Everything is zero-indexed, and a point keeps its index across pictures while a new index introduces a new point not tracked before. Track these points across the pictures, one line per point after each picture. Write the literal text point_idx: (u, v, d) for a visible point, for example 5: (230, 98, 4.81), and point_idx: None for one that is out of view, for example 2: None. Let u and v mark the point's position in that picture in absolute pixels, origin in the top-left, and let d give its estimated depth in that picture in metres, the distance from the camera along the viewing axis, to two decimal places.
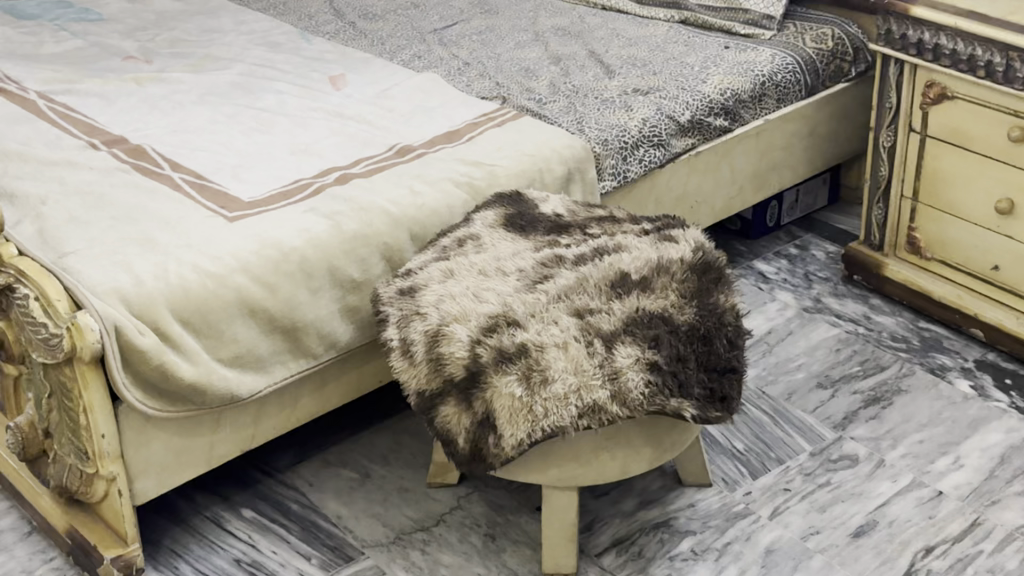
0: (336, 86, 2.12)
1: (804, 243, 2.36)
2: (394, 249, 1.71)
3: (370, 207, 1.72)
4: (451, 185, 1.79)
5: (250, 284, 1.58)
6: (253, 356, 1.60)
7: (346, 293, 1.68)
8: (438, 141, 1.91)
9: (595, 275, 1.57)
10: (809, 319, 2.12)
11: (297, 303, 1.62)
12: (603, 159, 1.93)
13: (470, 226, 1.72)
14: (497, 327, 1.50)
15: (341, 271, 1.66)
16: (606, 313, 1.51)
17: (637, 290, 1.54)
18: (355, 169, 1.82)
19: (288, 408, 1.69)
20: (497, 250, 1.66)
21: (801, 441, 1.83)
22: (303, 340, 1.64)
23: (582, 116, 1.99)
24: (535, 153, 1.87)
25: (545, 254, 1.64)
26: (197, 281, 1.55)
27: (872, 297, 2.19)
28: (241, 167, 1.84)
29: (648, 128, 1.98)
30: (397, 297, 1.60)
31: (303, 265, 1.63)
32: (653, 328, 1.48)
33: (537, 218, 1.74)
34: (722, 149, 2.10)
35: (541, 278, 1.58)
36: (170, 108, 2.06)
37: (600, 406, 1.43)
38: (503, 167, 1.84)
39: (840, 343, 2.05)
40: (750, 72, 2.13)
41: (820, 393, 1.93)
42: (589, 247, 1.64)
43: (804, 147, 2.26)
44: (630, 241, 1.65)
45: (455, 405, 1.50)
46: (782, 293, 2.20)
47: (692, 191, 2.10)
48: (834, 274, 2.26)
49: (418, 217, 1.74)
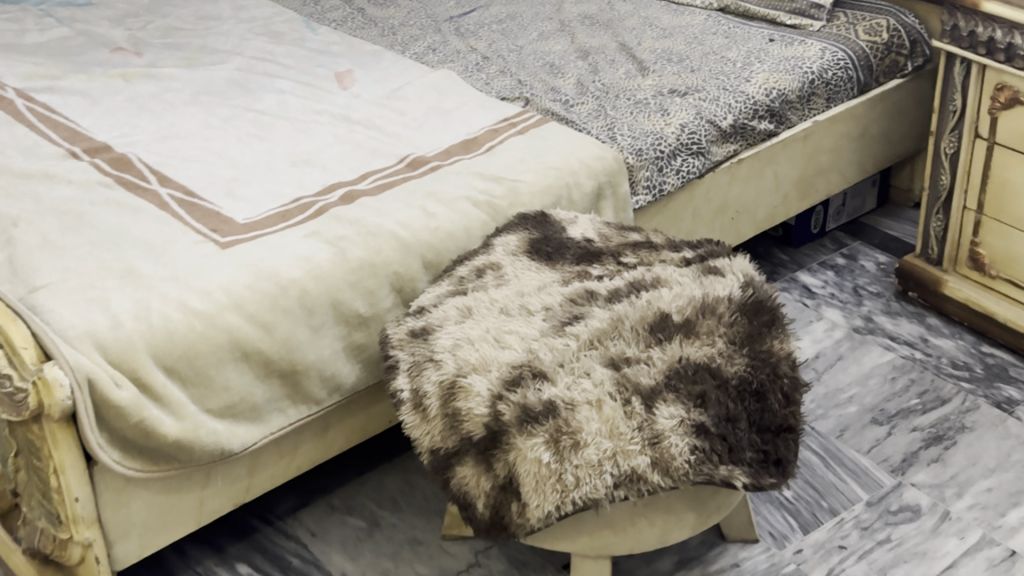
0: (342, 85, 1.93)
1: (852, 252, 2.16)
2: (405, 277, 1.53)
3: (379, 230, 1.54)
4: (468, 205, 1.61)
5: (242, 324, 1.40)
6: (247, 406, 1.42)
7: (352, 329, 1.49)
8: (454, 151, 1.72)
9: (630, 318, 1.40)
10: (861, 341, 1.94)
11: (296, 344, 1.44)
12: (637, 171, 1.74)
13: (490, 253, 1.54)
14: (522, 379, 1.32)
15: (346, 305, 1.48)
16: (645, 364, 1.33)
17: (680, 336, 1.36)
18: (361, 185, 1.64)
19: (288, 454, 1.51)
20: (520, 283, 1.48)
21: (856, 489, 1.65)
22: (303, 384, 1.46)
23: (614, 122, 1.80)
24: (562, 165, 1.68)
25: (574, 289, 1.46)
26: (182, 322, 1.37)
27: (929, 316, 2.00)
28: (235, 181, 1.66)
29: (686, 135, 1.79)
30: (407, 340, 1.42)
31: (303, 299, 1.45)
32: (699, 383, 1.31)
33: (565, 243, 1.55)
34: (767, 154, 1.90)
35: (570, 319, 1.41)
36: (160, 109, 1.87)
37: (639, 475, 1.25)
38: (526, 183, 1.65)
39: (896, 370, 1.87)
40: (798, 70, 1.94)
41: (874, 429, 1.75)
42: (624, 282, 1.47)
43: (854, 150, 2.06)
44: (670, 274, 1.47)
45: (473, 466, 1.33)
46: (830, 311, 2.01)
47: (734, 200, 1.90)
48: (886, 289, 2.07)
49: (432, 243, 1.56)
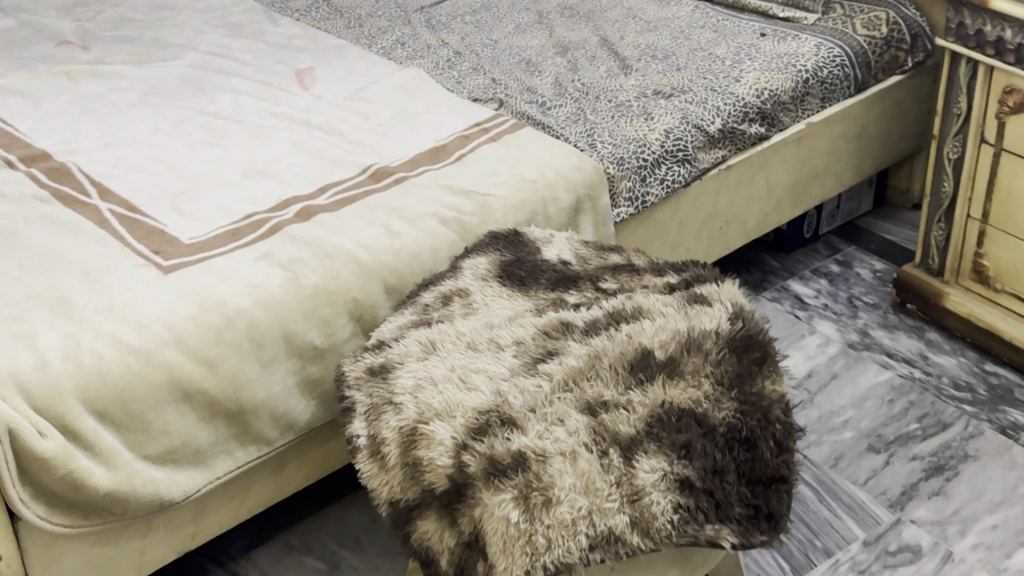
0: (302, 84, 1.80)
1: (847, 258, 2.04)
2: (365, 304, 1.40)
3: (337, 253, 1.41)
4: (435, 223, 1.48)
5: (183, 360, 1.28)
6: (190, 450, 1.30)
7: (306, 363, 1.37)
8: (420, 160, 1.59)
9: (609, 355, 1.28)
10: (856, 358, 1.82)
11: (243, 381, 1.32)
12: (618, 181, 1.61)
13: (458, 277, 1.42)
14: (489, 428, 1.20)
15: (299, 337, 1.36)
16: (624, 410, 1.21)
17: (662, 377, 1.25)
18: (318, 201, 1.51)
19: (238, 496, 1.38)
20: (490, 314, 1.36)
21: (852, 527, 1.54)
22: (252, 424, 1.34)
23: (594, 127, 1.67)
24: (538, 177, 1.55)
25: (548, 319, 1.34)
26: (116, 361, 1.25)
27: (928, 330, 1.88)
28: (182, 194, 1.53)
29: (671, 141, 1.66)
30: (365, 379, 1.29)
31: (251, 331, 1.33)
32: (684, 432, 1.19)
33: (539, 266, 1.43)
34: (758, 160, 1.78)
35: (543, 355, 1.29)
36: (106, 111, 1.73)
37: (617, 537, 1.12)
38: (498, 198, 1.52)
39: (893, 392, 1.75)
40: (791, 68, 1.81)
41: (871, 458, 1.64)
42: (602, 312, 1.34)
43: (850, 152, 1.94)
44: (653, 303, 1.35)
45: (436, 520, 1.20)
46: (823, 324, 1.89)
47: (722, 209, 1.78)
48: (883, 300, 1.95)
49: (395, 265, 1.43)
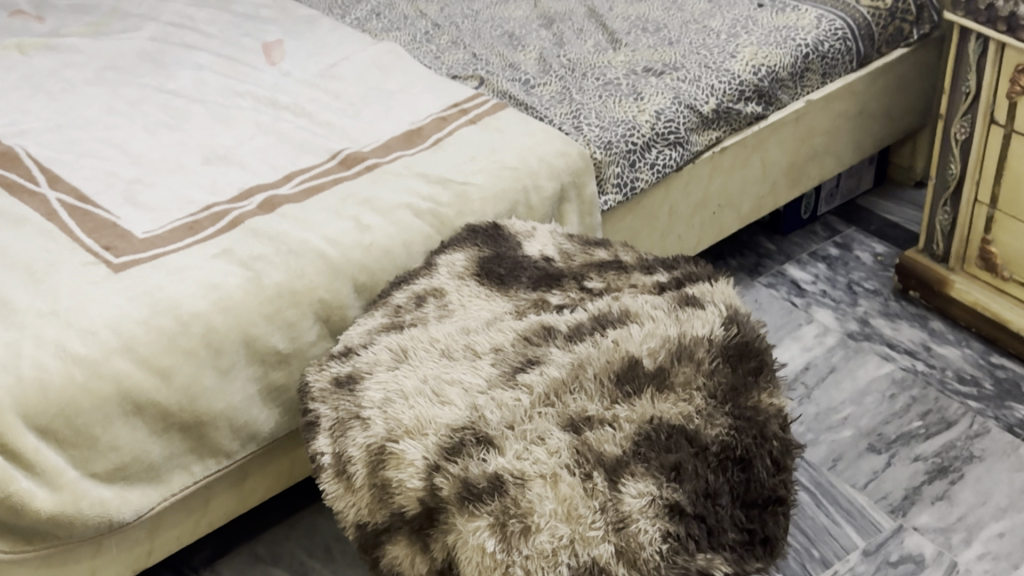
0: (269, 59, 1.69)
1: (845, 241, 1.95)
2: (333, 305, 1.30)
3: (302, 249, 1.31)
4: (409, 215, 1.38)
5: (133, 370, 1.19)
6: (142, 466, 1.20)
7: (269, 369, 1.27)
8: (394, 145, 1.49)
9: (594, 365, 1.18)
10: (856, 349, 1.73)
11: (200, 391, 1.22)
12: (605, 167, 1.51)
13: (433, 275, 1.32)
14: (463, 447, 1.11)
15: (261, 342, 1.26)
16: (610, 427, 1.12)
17: (651, 390, 1.15)
18: (283, 190, 1.41)
19: (197, 510, 1.29)
20: (466, 317, 1.26)
21: (851, 534, 1.45)
22: (210, 437, 1.24)
23: (580, 107, 1.57)
24: (519, 164, 1.45)
25: (528, 323, 1.24)
26: (59, 372, 1.15)
27: (931, 318, 1.79)
28: (137, 182, 1.43)
29: (662, 123, 1.56)
30: (331, 391, 1.20)
31: (208, 337, 1.23)
32: (674, 451, 1.10)
33: (520, 262, 1.33)
34: (753, 141, 1.68)
35: (523, 364, 1.19)
36: (58, 89, 1.63)
37: (602, 567, 1.02)
38: (476, 187, 1.42)
39: (895, 386, 1.67)
40: (790, 42, 1.70)
41: (871, 458, 1.56)
42: (587, 315, 1.25)
43: (850, 130, 1.84)
44: (641, 306, 1.25)
45: (406, 546, 1.11)
46: (821, 313, 1.80)
47: (715, 193, 1.68)
48: (885, 286, 1.86)
49: (365, 262, 1.33)
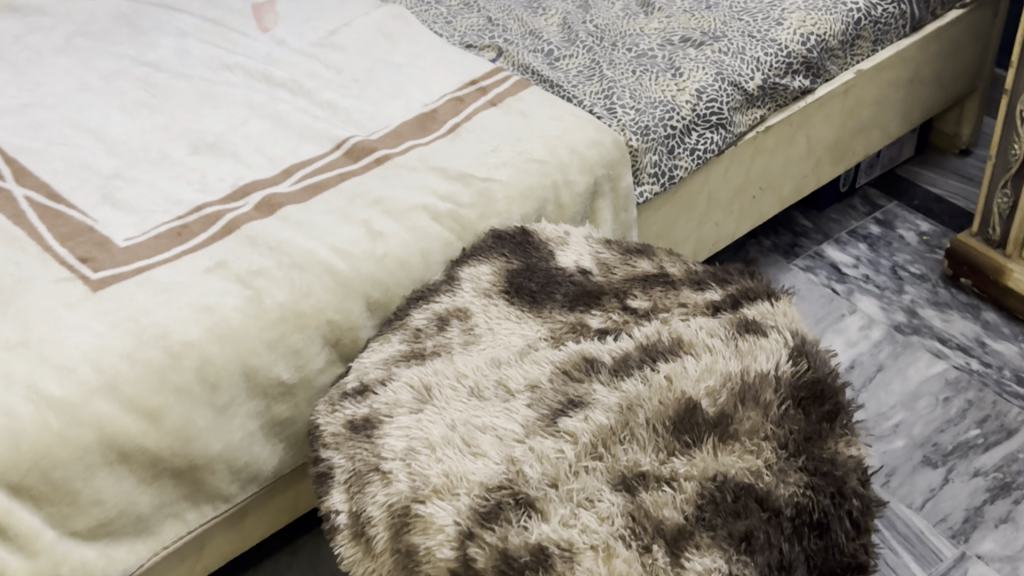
0: (261, 25, 1.52)
1: (887, 217, 1.81)
2: (344, 327, 1.15)
3: (307, 261, 1.15)
4: (425, 218, 1.22)
5: (118, 414, 1.02)
6: (129, 519, 1.05)
7: (271, 403, 1.12)
8: (406, 132, 1.32)
9: (646, 408, 1.04)
10: (904, 344, 1.59)
11: (194, 433, 1.07)
12: (641, 155, 1.35)
13: (457, 292, 1.17)
14: (501, 512, 0.96)
15: (262, 373, 1.10)
16: (669, 487, 0.97)
17: (713, 441, 1.01)
18: (283, 187, 1.24)
19: (192, 555, 1.15)
20: (496, 344, 1.12)
21: (910, 564, 1.33)
22: (206, 481, 1.10)
23: (613, 84, 1.40)
24: (549, 156, 1.28)
25: (568, 353, 1.10)
26: (32, 418, 0.99)
27: (985, 309, 1.65)
28: (117, 177, 1.26)
29: (704, 103, 1.39)
30: (345, 438, 1.05)
31: (202, 371, 1.07)
32: (744, 517, 0.95)
33: (554, 277, 1.18)
34: (799, 118, 1.52)
35: (565, 406, 1.05)
36: (24, 60, 1.45)
37: None
38: (501, 183, 1.26)
39: (949, 388, 1.53)
40: (841, 7, 1.53)
41: (926, 473, 1.43)
42: (633, 344, 1.10)
43: (898, 100, 1.68)
44: (695, 333, 1.11)
45: None
46: (865, 301, 1.66)
47: (757, 176, 1.52)
48: (932, 271, 1.72)
49: (379, 276, 1.17)
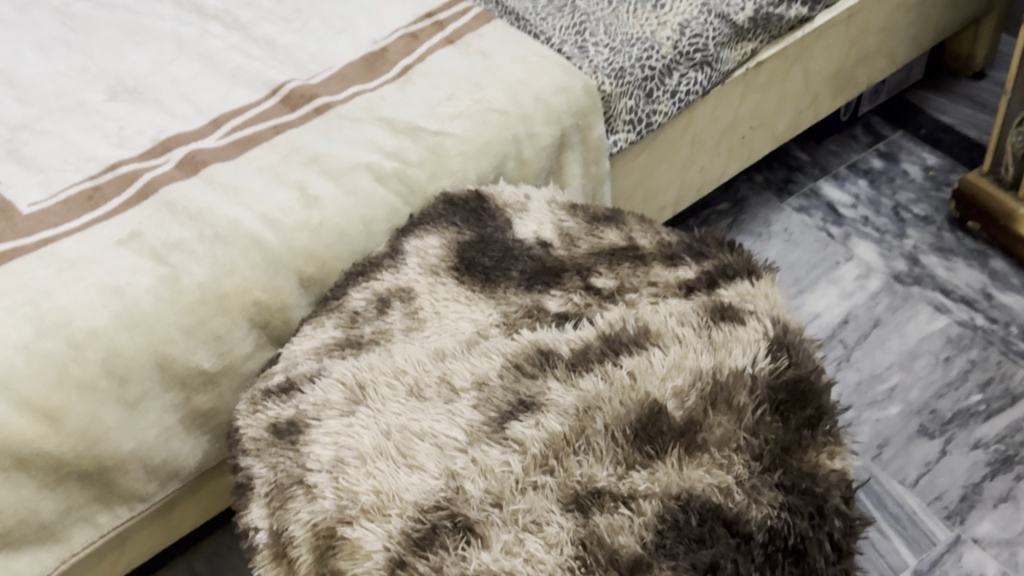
0: None
1: (891, 148, 1.70)
2: (273, 309, 1.03)
3: (233, 232, 1.02)
4: (368, 180, 1.08)
5: (12, 415, 0.90)
6: (30, 528, 0.95)
7: (192, 394, 1.01)
8: (351, 75, 1.17)
9: (604, 411, 0.91)
10: (904, 297, 1.48)
11: (101, 432, 0.95)
12: (615, 102, 1.22)
13: (402, 269, 1.05)
14: (436, 537, 0.84)
15: (179, 363, 0.98)
16: (627, 509, 0.84)
17: (678, 452, 0.88)
18: (209, 141, 1.10)
19: (112, 552, 1.05)
20: (441, 331, 1.00)
21: (900, 549, 1.23)
22: (118, 483, 0.99)
23: (587, 16, 1.25)
24: (510, 106, 1.14)
25: (521, 344, 0.97)
26: None
27: (993, 256, 1.52)
28: (25, 129, 1.13)
29: (688, 40, 1.24)
30: (268, 445, 0.94)
31: (110, 363, 0.94)
32: (709, 545, 0.81)
33: (510, 250, 1.06)
34: (796, 51, 1.37)
35: (514, 408, 0.92)
36: None
37: None
38: (455, 138, 1.12)
39: (950, 347, 1.41)
40: None
41: (922, 445, 1.32)
42: (594, 333, 0.98)
43: (908, 24, 1.52)
44: (665, 322, 0.98)
45: None
46: (862, 247, 1.55)
47: (747, 116, 1.39)
48: (937, 212, 1.59)
49: (313, 249, 1.05)
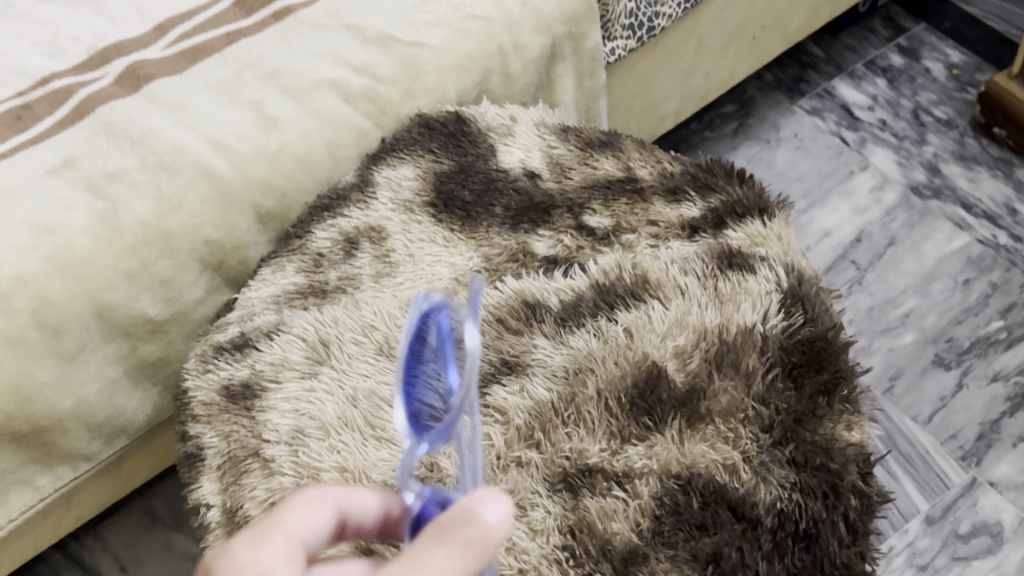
0: None
1: (912, 43, 1.57)
2: (226, 248, 0.93)
3: (179, 156, 0.89)
4: (334, 98, 0.96)
5: None
6: None
7: (137, 344, 0.92)
8: None
9: (598, 375, 0.79)
10: (921, 212, 1.37)
11: (34, 390, 0.85)
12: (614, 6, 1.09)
13: (373, 204, 0.95)
14: None
15: (119, 311, 0.88)
16: (622, 490, 0.73)
17: (679, 423, 0.76)
18: (153, 52, 0.95)
19: (57, 510, 0.99)
20: (417, 274, 0.91)
21: (911, 493, 1.14)
22: (56, 442, 0.90)
23: None
24: (495, 11, 1.01)
25: (504, 295, 0.87)
26: None
27: (1018, 166, 1.41)
28: None
29: None
30: (218, 408, 0.85)
31: (39, 313, 0.83)
32: (711, 532, 0.71)
33: (493, 181, 0.96)
34: None
35: (497, 369, 0.82)
36: None
37: None
38: (433, 50, 0.99)
39: (971, 268, 1.31)
40: None
41: (937, 377, 1.22)
42: (586, 281, 0.87)
43: None
44: (665, 270, 0.87)
45: None
46: (879, 154, 1.43)
47: (759, 14, 1.27)
48: (960, 115, 1.48)
49: (271, 179, 0.93)
